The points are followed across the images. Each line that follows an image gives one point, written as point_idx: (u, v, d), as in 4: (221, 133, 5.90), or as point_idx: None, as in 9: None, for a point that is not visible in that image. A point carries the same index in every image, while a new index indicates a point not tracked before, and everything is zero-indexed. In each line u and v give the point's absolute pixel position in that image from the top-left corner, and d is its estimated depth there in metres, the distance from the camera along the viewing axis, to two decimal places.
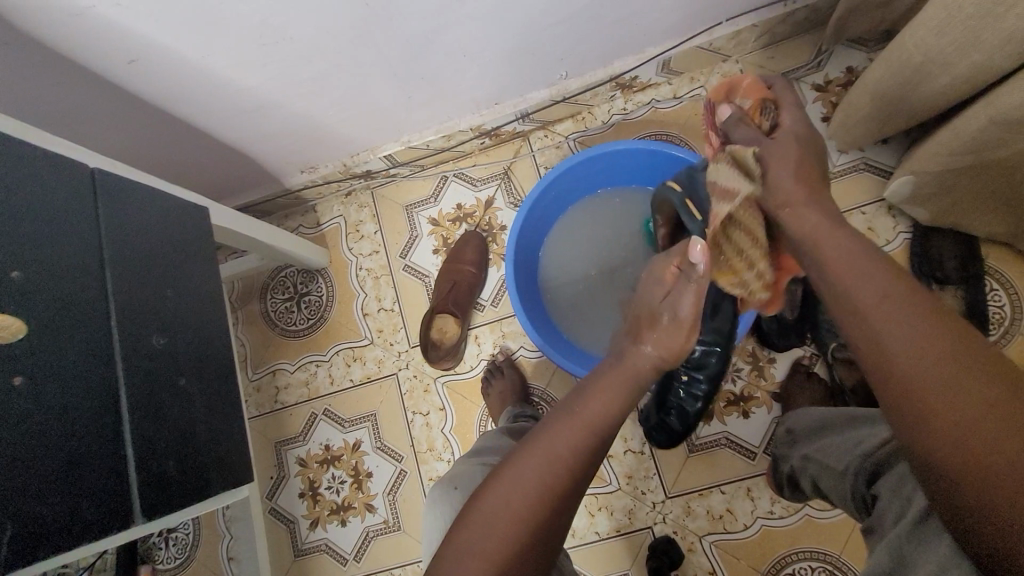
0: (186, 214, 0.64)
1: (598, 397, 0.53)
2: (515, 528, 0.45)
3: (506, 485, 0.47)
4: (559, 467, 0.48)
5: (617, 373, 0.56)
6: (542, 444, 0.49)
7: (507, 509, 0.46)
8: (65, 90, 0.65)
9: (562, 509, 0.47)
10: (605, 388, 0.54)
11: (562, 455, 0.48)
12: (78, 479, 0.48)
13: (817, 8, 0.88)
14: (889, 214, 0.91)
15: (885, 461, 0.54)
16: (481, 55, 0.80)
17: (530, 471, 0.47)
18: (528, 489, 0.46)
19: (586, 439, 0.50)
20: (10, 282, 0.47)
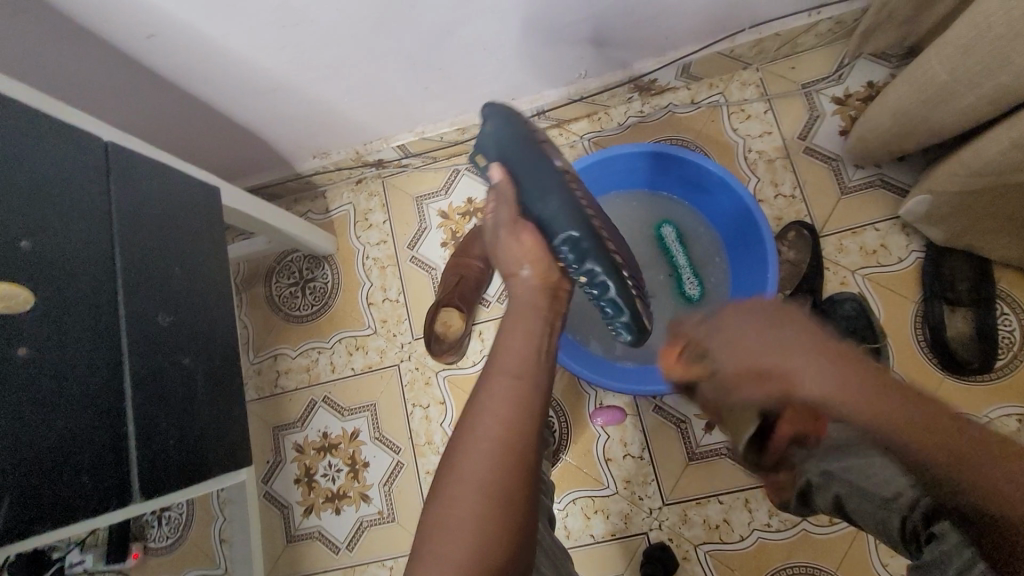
0: (196, 193, 0.63)
1: (511, 345, 0.54)
2: (479, 504, 0.44)
3: (456, 466, 0.46)
4: (499, 423, 0.48)
5: (521, 313, 0.57)
6: (474, 422, 0.48)
7: (465, 487, 0.45)
8: (79, 62, 0.64)
9: (513, 480, 0.46)
10: (512, 336, 0.55)
11: (499, 411, 0.48)
12: (79, 454, 0.48)
13: (841, 19, 0.87)
14: (903, 232, 0.90)
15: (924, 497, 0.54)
16: (500, 49, 0.79)
17: (475, 443, 0.47)
18: (478, 460, 0.46)
19: (512, 396, 0.49)
20: (19, 253, 0.46)
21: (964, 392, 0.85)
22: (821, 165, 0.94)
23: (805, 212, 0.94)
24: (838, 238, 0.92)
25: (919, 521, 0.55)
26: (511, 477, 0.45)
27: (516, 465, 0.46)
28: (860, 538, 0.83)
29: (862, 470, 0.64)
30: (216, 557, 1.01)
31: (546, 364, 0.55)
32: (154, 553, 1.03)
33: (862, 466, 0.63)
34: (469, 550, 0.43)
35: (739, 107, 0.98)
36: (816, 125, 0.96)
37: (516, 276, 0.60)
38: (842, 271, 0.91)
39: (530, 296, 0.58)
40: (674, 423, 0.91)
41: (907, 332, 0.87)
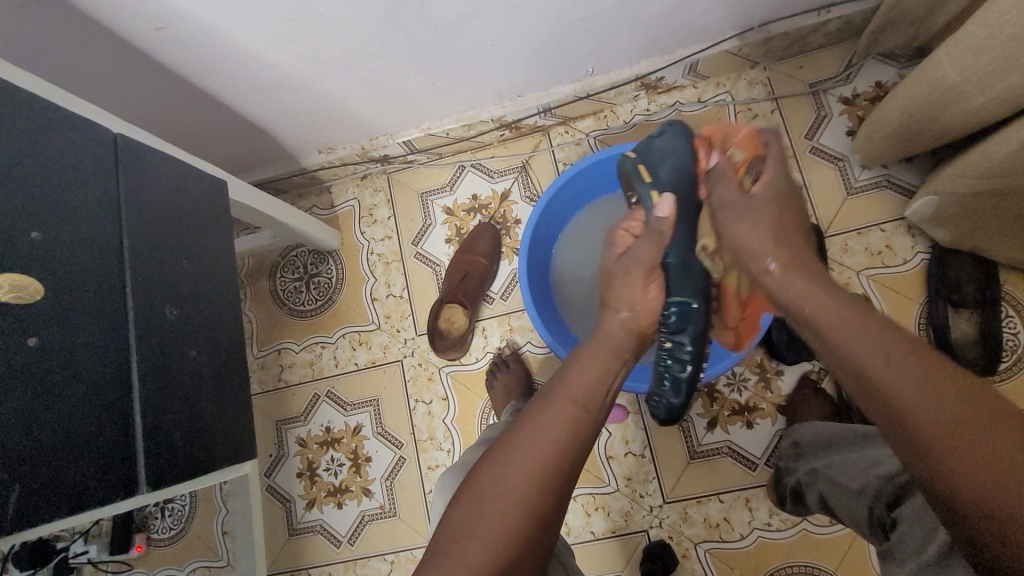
0: (203, 186, 0.64)
1: (584, 373, 0.56)
2: (516, 515, 0.45)
3: (504, 470, 0.47)
4: (557, 443, 0.49)
5: (598, 347, 0.59)
6: (526, 430, 0.50)
7: (507, 491, 0.46)
8: (87, 53, 0.64)
9: (551, 490, 0.47)
10: (586, 366, 0.57)
11: (558, 435, 0.50)
12: (87, 444, 0.48)
13: (850, 19, 0.87)
14: (909, 233, 0.90)
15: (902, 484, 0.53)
16: (508, 46, 0.79)
17: (518, 450, 0.48)
18: (528, 473, 0.47)
19: (568, 418, 0.51)
20: (29, 243, 0.47)
21: None
22: (827, 166, 0.94)
23: (810, 212, 0.94)
24: (843, 238, 0.92)
25: (885, 511, 0.54)
26: (546, 489, 0.47)
27: (558, 484, 0.48)
28: (861, 538, 0.84)
29: (842, 468, 0.62)
30: (219, 550, 1.01)
31: (609, 404, 0.56)
32: (157, 544, 1.04)
33: (846, 465, 0.62)
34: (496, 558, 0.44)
35: (746, 106, 0.98)
36: (822, 125, 0.95)
37: (615, 313, 0.63)
38: (846, 272, 0.91)
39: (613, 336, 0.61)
40: (676, 422, 0.91)
41: (909, 333, 0.87)
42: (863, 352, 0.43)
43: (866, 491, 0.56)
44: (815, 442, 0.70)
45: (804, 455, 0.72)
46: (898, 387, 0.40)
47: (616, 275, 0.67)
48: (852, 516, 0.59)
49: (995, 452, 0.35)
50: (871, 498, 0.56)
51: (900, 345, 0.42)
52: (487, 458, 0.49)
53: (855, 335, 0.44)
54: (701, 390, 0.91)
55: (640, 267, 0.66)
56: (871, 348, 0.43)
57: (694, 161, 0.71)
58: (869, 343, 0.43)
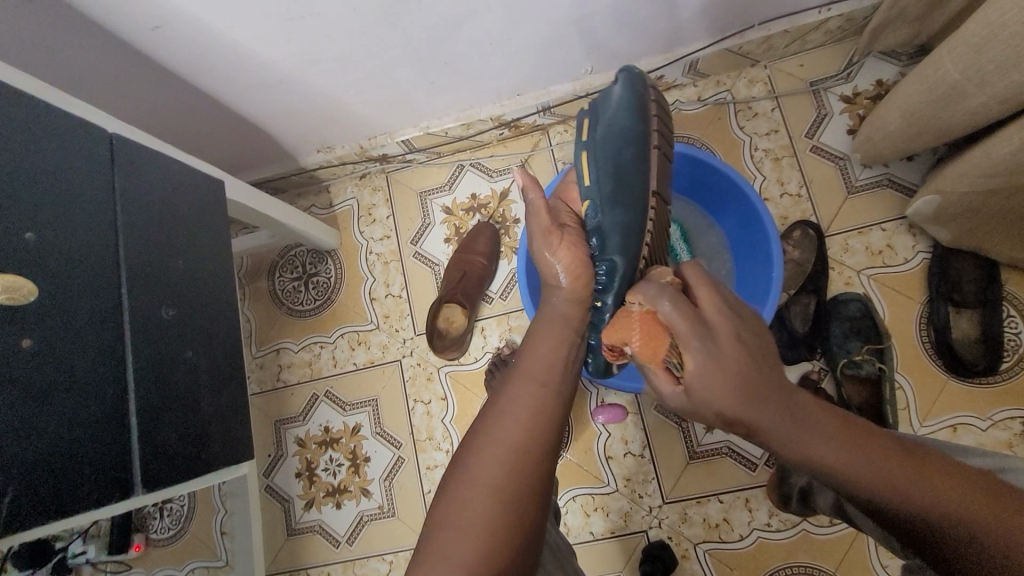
0: (200, 186, 0.63)
1: (538, 349, 0.57)
2: (489, 504, 0.48)
3: (473, 465, 0.51)
4: (515, 428, 0.52)
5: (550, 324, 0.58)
6: (497, 420, 0.52)
7: (478, 485, 0.49)
8: (82, 52, 0.64)
9: (526, 470, 0.50)
10: (540, 342, 0.57)
11: (515, 420, 0.52)
12: (82, 445, 0.48)
13: (851, 17, 0.86)
14: (910, 233, 0.89)
15: None
16: (507, 44, 0.78)
17: (491, 441, 0.51)
18: (494, 463, 0.50)
19: (532, 398, 0.53)
20: (24, 245, 0.46)
21: (968, 394, 0.84)
22: (828, 164, 0.94)
23: (811, 212, 0.93)
24: (844, 238, 0.91)
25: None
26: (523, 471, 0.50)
27: (534, 464, 0.50)
28: (861, 539, 0.83)
29: None
30: (218, 550, 1.01)
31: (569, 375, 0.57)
32: (156, 543, 1.04)
33: None
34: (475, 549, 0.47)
35: (746, 105, 0.97)
36: (823, 123, 0.95)
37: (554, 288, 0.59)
38: (847, 271, 0.90)
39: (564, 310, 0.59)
40: (675, 422, 0.91)
41: (910, 333, 0.87)
42: (824, 453, 0.42)
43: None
44: None
45: None
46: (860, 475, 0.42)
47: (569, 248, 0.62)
48: (874, 523, 0.62)
49: (958, 495, 0.40)
50: None
51: (836, 430, 0.43)
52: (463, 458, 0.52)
53: (806, 433, 0.42)
54: None
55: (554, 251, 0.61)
56: (827, 447, 0.42)
57: (641, 116, 0.61)
58: (818, 435, 0.43)
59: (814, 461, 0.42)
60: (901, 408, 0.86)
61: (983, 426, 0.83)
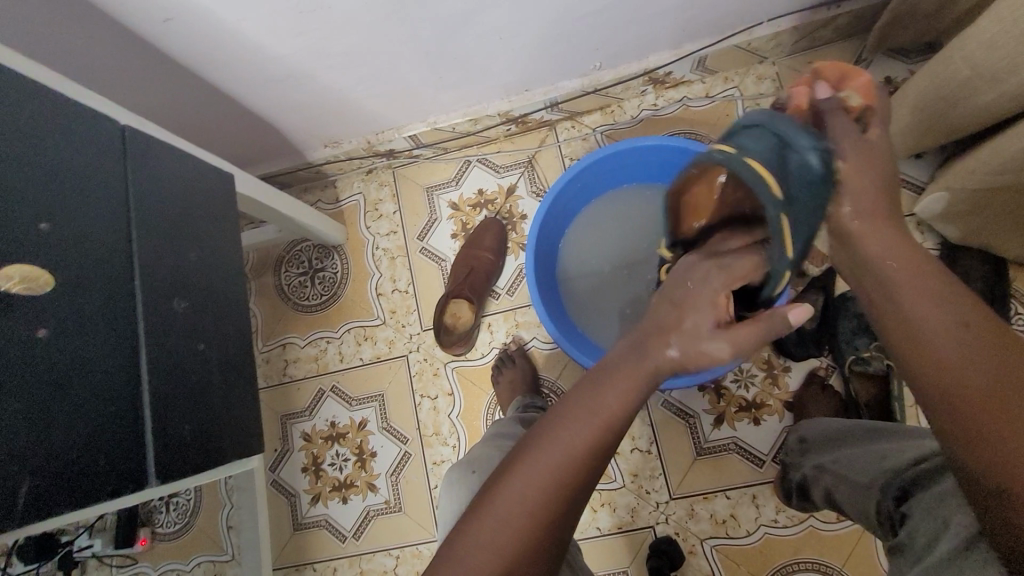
0: (210, 179, 0.63)
1: (628, 381, 0.46)
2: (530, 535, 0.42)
3: (520, 492, 0.43)
4: (576, 464, 0.43)
5: (642, 360, 0.46)
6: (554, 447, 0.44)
7: (522, 517, 0.42)
8: (91, 44, 0.64)
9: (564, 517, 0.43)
10: (633, 374, 0.46)
11: (581, 455, 0.43)
12: (94, 436, 0.48)
13: (860, 13, 0.86)
14: (918, 230, 0.89)
15: (912, 478, 0.52)
16: (516, 39, 0.78)
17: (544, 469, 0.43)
18: (543, 495, 0.43)
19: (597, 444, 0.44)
20: (38, 235, 0.46)
21: None
22: None
23: None
24: None
25: (893, 506, 0.53)
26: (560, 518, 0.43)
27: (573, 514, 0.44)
28: (868, 535, 0.84)
29: (849, 462, 0.62)
30: (224, 544, 1.01)
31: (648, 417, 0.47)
32: (161, 538, 1.03)
33: (853, 459, 0.61)
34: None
35: (754, 101, 0.97)
36: None
37: None
38: None
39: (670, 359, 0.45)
40: (681, 418, 0.91)
41: None
42: (932, 322, 0.41)
43: (875, 485, 0.56)
44: (823, 438, 0.70)
45: (808, 450, 0.71)
46: (957, 358, 0.40)
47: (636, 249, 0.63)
48: (861, 511, 0.58)
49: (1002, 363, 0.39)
50: (881, 493, 0.55)
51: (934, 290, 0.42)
52: (504, 469, 0.45)
53: (923, 295, 0.42)
54: (708, 387, 0.91)
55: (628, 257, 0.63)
56: (938, 319, 0.41)
57: None
58: (946, 312, 0.41)
59: (913, 320, 0.42)
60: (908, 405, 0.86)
61: None
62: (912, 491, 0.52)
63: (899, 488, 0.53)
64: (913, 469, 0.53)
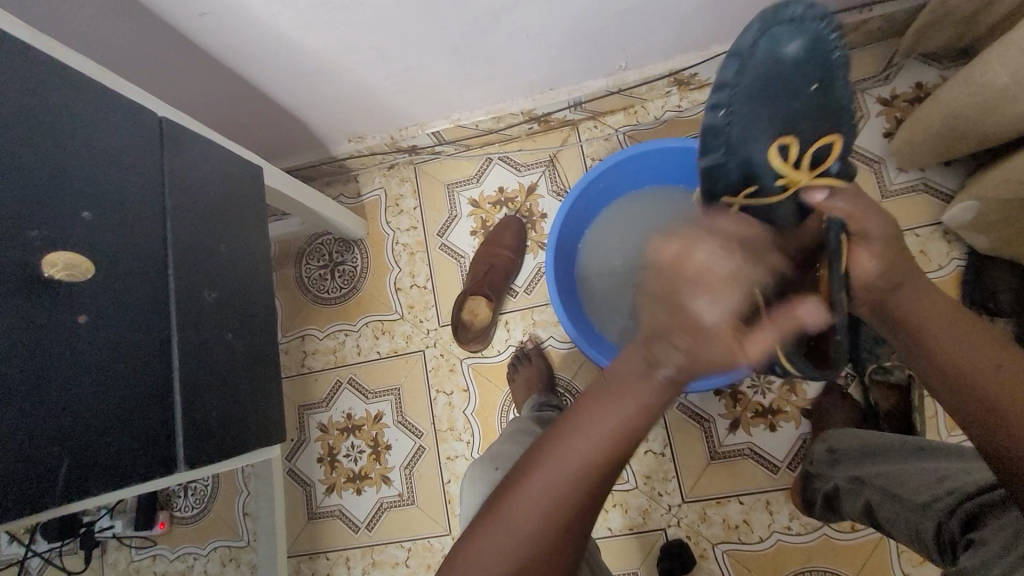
0: (240, 171, 0.64)
1: (652, 389, 0.47)
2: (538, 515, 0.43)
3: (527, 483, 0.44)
4: (576, 453, 0.45)
5: (672, 359, 0.46)
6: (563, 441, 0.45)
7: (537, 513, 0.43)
8: (131, 38, 0.65)
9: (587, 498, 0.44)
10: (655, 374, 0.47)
11: (570, 443, 0.45)
12: (129, 420, 0.49)
13: (893, 18, 0.85)
14: (944, 239, 0.88)
15: (980, 501, 0.51)
16: (545, 37, 0.78)
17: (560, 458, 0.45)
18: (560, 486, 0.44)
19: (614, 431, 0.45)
20: (81, 223, 0.48)
21: None
22: (862, 167, 0.93)
23: None
24: None
25: (959, 530, 0.52)
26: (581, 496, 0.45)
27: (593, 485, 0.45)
28: (883, 546, 0.83)
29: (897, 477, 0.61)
30: (239, 530, 1.03)
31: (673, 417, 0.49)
32: (180, 522, 1.05)
33: (902, 476, 0.60)
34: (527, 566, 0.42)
35: None
36: (859, 125, 0.93)
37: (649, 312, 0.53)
38: None
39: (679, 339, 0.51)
40: (697, 422, 0.91)
41: None
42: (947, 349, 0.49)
43: (937, 506, 0.54)
44: (856, 451, 0.69)
45: (839, 461, 0.70)
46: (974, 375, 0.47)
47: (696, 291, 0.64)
48: (910, 530, 0.57)
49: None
50: (941, 514, 0.54)
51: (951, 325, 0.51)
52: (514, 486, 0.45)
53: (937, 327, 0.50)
54: (724, 391, 0.91)
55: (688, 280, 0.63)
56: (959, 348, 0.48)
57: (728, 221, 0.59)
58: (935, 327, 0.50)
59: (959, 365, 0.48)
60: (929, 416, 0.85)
61: None
62: (981, 517, 0.51)
63: (968, 513, 0.52)
64: (984, 496, 0.52)
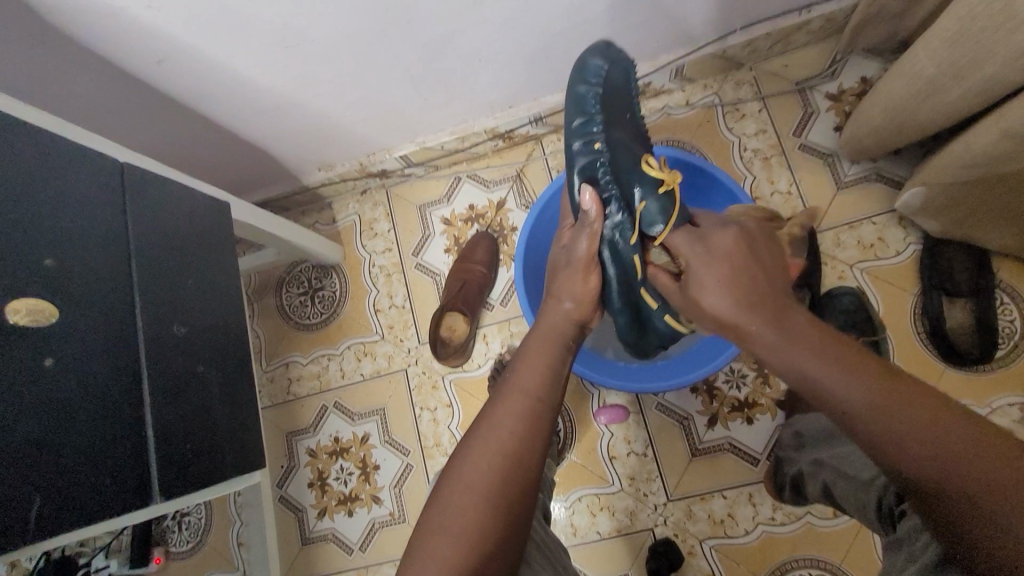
0: (205, 208, 0.67)
1: (530, 368, 0.59)
2: (461, 504, 0.50)
3: (470, 464, 0.52)
4: (474, 438, 0.54)
5: (541, 337, 0.63)
6: (489, 428, 0.54)
7: (460, 502, 0.50)
8: (93, 89, 0.68)
9: (522, 481, 0.52)
10: (531, 357, 0.61)
11: (469, 435, 0.55)
12: (100, 457, 0.50)
13: (832, 18, 0.89)
14: (900, 225, 0.91)
15: None
16: (496, 60, 0.81)
17: (492, 445, 0.53)
18: (494, 464, 0.52)
19: (528, 412, 0.56)
20: (43, 269, 0.50)
21: (966, 385, 0.85)
22: (816, 161, 0.95)
23: (802, 208, 0.95)
24: (836, 233, 0.93)
25: (893, 501, 0.55)
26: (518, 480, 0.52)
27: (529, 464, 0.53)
28: (865, 530, 0.84)
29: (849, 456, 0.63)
30: (235, 560, 1.04)
31: (561, 386, 0.60)
32: (175, 557, 1.06)
33: (853, 454, 0.62)
34: (464, 547, 0.48)
35: (734, 107, 0.99)
36: (810, 121, 0.97)
37: (558, 303, 0.66)
38: (840, 266, 0.92)
39: (564, 324, 0.65)
40: (677, 421, 0.92)
41: (905, 322, 0.88)
42: (850, 395, 0.42)
43: (877, 481, 0.57)
44: (817, 433, 0.71)
45: (805, 445, 0.73)
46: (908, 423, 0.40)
47: (562, 267, 0.68)
48: (859, 505, 0.60)
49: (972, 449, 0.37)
50: (881, 489, 0.57)
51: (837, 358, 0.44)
52: (438, 487, 0.52)
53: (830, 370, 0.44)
54: (700, 387, 0.92)
55: (577, 261, 0.66)
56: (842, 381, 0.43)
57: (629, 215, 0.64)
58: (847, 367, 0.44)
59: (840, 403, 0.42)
60: None
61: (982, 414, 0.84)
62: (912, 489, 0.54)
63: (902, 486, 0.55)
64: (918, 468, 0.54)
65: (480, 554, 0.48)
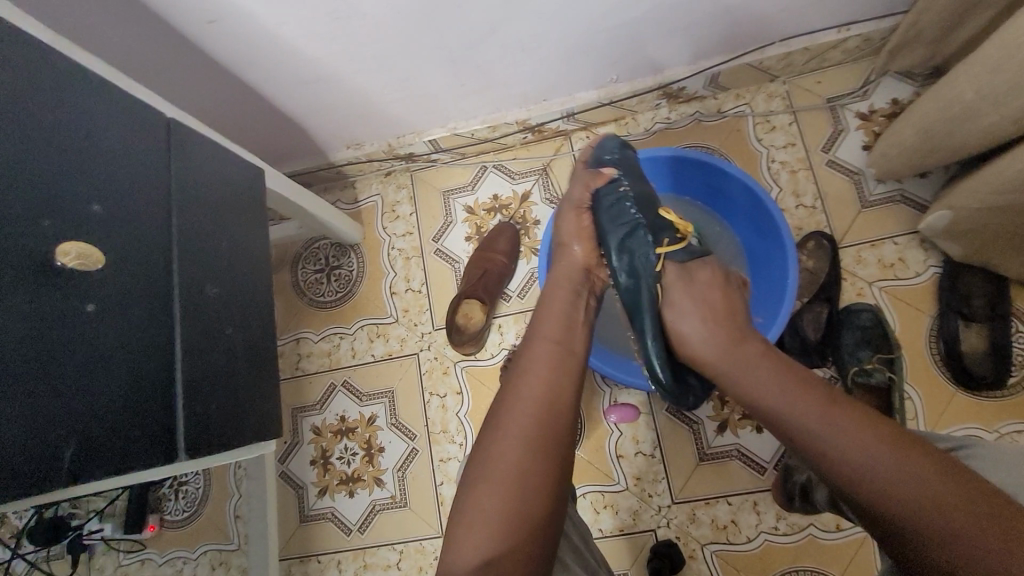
0: (241, 172, 0.66)
1: (548, 318, 0.64)
2: (517, 493, 0.51)
3: (506, 411, 0.56)
4: (533, 418, 0.55)
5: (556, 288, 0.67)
6: (521, 378, 0.58)
7: (500, 447, 0.54)
8: (138, 43, 0.67)
9: (555, 424, 0.55)
10: (547, 308, 0.65)
11: (530, 414, 0.55)
12: (132, 407, 0.50)
13: (869, 38, 0.90)
14: (921, 247, 0.92)
15: None
16: (538, 51, 0.81)
17: (526, 395, 0.57)
18: (530, 414, 0.55)
19: (552, 356, 0.60)
20: (90, 216, 0.49)
21: (975, 407, 0.86)
22: (842, 178, 0.96)
23: (825, 223, 0.96)
24: (857, 250, 0.94)
25: None
26: (554, 427, 0.55)
27: (564, 407, 0.57)
28: (867, 546, 0.85)
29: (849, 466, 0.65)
30: (230, 533, 1.03)
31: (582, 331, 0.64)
32: (170, 525, 1.05)
33: None
34: (510, 493, 0.51)
35: (765, 118, 1.00)
36: (839, 138, 0.98)
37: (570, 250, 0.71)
38: (859, 283, 0.93)
39: (572, 271, 0.69)
40: (687, 424, 0.93)
41: (920, 342, 0.89)
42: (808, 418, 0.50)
43: None
44: None
45: None
46: (856, 459, 0.46)
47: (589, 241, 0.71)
48: None
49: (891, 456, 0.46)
50: None
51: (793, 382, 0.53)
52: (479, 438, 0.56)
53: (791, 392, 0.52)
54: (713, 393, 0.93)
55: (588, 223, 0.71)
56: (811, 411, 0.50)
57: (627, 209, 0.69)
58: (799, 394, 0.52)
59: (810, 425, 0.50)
60: (908, 417, 0.88)
61: (990, 438, 0.85)
62: None
63: None
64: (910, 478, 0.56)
65: (535, 530, 0.51)
